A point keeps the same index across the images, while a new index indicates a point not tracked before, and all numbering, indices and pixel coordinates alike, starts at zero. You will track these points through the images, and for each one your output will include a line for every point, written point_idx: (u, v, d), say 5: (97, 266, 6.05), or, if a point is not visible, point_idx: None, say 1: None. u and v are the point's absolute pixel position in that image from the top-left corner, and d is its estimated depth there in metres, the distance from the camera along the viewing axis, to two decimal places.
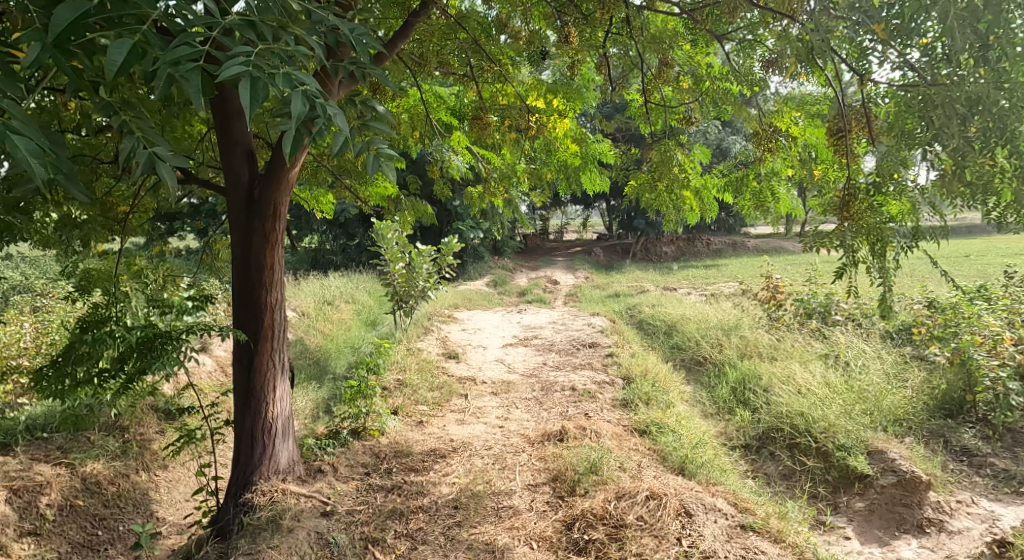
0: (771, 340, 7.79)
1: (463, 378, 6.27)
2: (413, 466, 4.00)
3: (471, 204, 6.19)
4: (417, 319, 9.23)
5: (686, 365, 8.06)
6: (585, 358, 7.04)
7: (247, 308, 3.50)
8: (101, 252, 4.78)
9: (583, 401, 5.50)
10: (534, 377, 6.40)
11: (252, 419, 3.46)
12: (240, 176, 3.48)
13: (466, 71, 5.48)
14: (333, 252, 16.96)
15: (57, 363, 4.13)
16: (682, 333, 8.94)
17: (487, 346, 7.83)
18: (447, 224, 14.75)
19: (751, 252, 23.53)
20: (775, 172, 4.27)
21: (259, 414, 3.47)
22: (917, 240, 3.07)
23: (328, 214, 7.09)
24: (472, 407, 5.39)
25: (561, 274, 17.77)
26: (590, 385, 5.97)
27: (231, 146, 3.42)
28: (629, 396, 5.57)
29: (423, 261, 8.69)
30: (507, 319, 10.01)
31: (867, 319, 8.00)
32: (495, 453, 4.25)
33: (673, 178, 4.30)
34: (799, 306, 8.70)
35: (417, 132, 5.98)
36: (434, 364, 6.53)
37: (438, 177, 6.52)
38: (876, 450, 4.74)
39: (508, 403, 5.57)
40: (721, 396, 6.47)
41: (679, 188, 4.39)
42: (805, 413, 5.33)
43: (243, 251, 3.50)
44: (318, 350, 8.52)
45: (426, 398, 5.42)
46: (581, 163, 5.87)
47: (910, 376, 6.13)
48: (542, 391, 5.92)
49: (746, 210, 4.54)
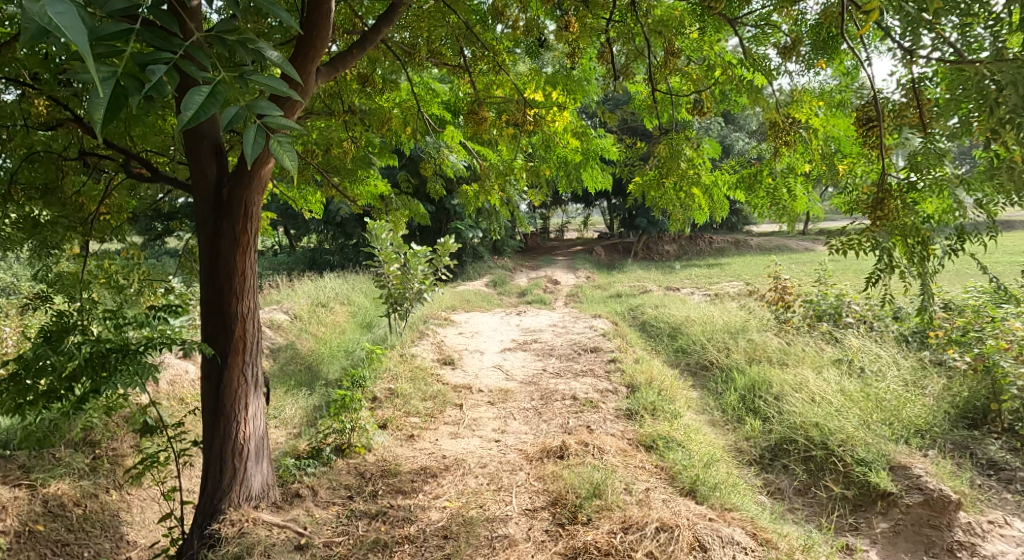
0: (780, 343, 7.49)
1: (459, 386, 5.96)
2: (400, 487, 3.70)
3: (466, 204, 5.88)
4: (412, 322, 8.93)
5: (691, 369, 7.77)
6: (586, 364, 6.74)
7: (214, 320, 3.18)
8: (76, 255, 4.52)
9: (585, 412, 5.20)
10: (533, 385, 6.09)
11: (221, 441, 3.15)
12: (207, 173, 3.18)
13: (459, 62, 5.19)
14: (330, 252, 16.70)
15: (17, 377, 3.65)
16: (687, 336, 8.64)
17: (485, 351, 7.53)
18: (446, 223, 14.46)
19: (755, 251, 23.23)
20: (791, 169, 3.97)
21: (229, 436, 3.16)
22: (959, 243, 2.75)
23: (318, 213, 6.77)
24: (468, 419, 5.08)
25: (562, 273, 17.49)
26: (592, 393, 5.67)
27: (195, 139, 3.13)
28: (634, 406, 5.27)
29: (419, 262, 8.38)
30: (506, 322, 9.71)
31: (880, 322, 7.69)
32: (490, 471, 3.95)
33: (682, 175, 3.97)
34: (808, 308, 8.40)
35: (408, 128, 5.68)
36: (428, 371, 6.22)
37: (433, 175, 6.24)
38: (899, 465, 4.43)
39: (505, 414, 5.27)
40: (730, 404, 6.16)
41: (690, 185, 4.05)
42: (820, 424, 5.04)
43: (212, 258, 3.19)
44: (310, 354, 8.22)
45: (418, 409, 5.11)
46: (582, 159, 5.53)
47: (929, 382, 5.82)
48: (541, 400, 5.61)
49: (760, 208, 4.21)
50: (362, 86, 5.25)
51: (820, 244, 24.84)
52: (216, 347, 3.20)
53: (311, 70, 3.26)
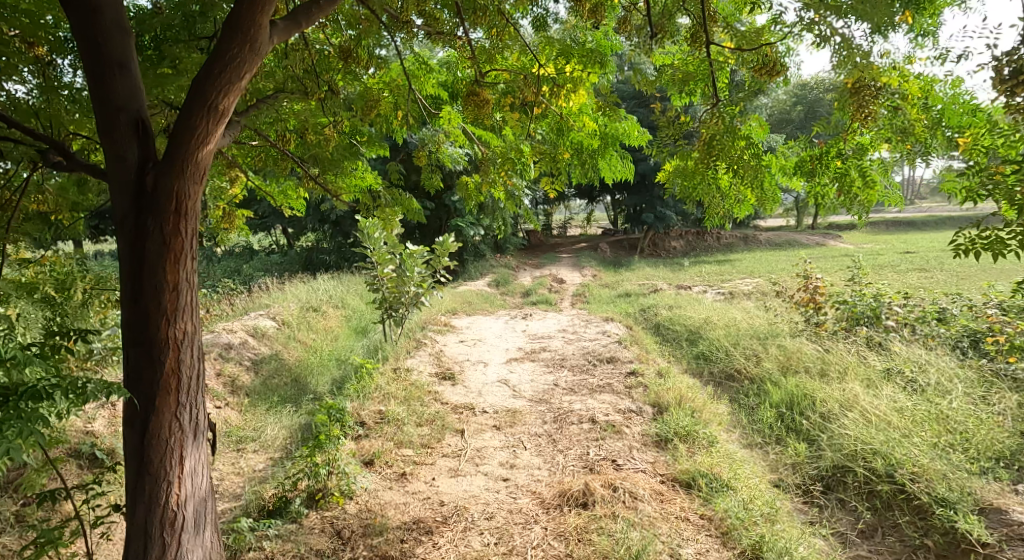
0: (817, 351, 6.73)
1: (460, 406, 5.21)
2: (385, 553, 3.06)
3: (466, 198, 5.17)
4: (409, 329, 8.17)
5: (716, 379, 7.03)
6: (603, 377, 6.00)
7: (134, 348, 2.45)
8: (20, 260, 3.88)
9: (607, 439, 4.47)
10: (545, 404, 5.33)
11: (147, 510, 2.44)
12: (125, 157, 2.46)
13: (455, 30, 4.46)
14: (326, 250, 15.97)
15: None
16: (710, 341, 7.87)
17: (489, 362, 6.78)
18: (446, 220, 13.68)
19: (765, 248, 22.38)
20: (863, 147, 3.26)
21: (156, 504, 2.45)
22: None
23: (299, 211, 6.01)
24: (471, 449, 4.34)
25: (568, 271, 16.76)
26: (613, 416, 4.92)
27: (107, 113, 2.41)
28: (663, 432, 4.55)
29: (416, 264, 7.63)
30: (510, 327, 8.94)
31: (927, 327, 6.91)
32: (498, 526, 3.30)
33: (739, 157, 3.22)
34: (842, 310, 7.62)
35: (400, 112, 4.97)
36: (425, 390, 5.47)
37: (427, 164, 5.50)
38: (992, 507, 3.77)
39: (514, 441, 4.53)
40: (768, 423, 5.40)
41: (753, 173, 3.27)
42: (883, 453, 4.33)
43: (133, 269, 2.45)
44: (296, 365, 7.46)
45: (412, 439, 4.38)
46: (601, 145, 4.81)
47: (999, 398, 5.10)
48: (555, 424, 4.86)
49: (822, 198, 3.47)
50: (346, 61, 4.52)
51: (832, 239, 23.99)
52: (138, 386, 2.47)
53: (265, 19, 2.52)
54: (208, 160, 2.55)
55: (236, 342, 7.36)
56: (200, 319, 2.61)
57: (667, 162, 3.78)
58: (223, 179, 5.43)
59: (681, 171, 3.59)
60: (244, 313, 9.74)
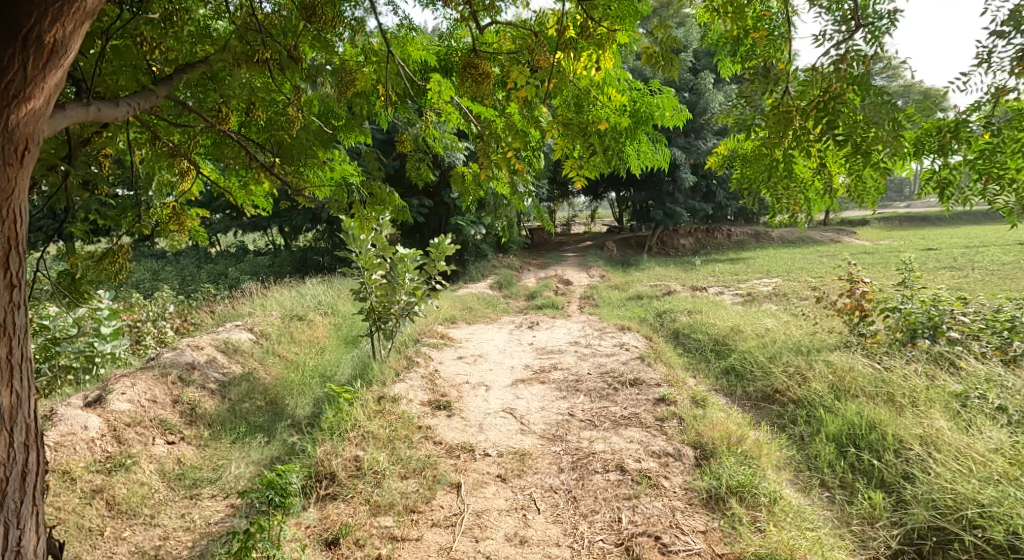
0: (873, 367, 5.75)
1: (456, 447, 4.25)
2: None
3: (461, 193, 4.20)
4: (400, 344, 7.19)
5: (753, 400, 6.07)
6: (628, 405, 5.04)
7: None
8: None
9: (641, 499, 3.57)
10: (559, 443, 4.36)
11: None
12: None
13: None
14: (320, 253, 15.03)
15: None
16: (743, 355, 6.87)
17: (491, 385, 5.80)
18: (445, 219, 12.76)
19: (778, 246, 21.27)
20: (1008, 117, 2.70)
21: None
22: None
23: (266, 211, 5.10)
24: (469, 514, 3.51)
25: (575, 271, 15.78)
26: (646, 462, 3.97)
27: None
28: (713, 486, 3.64)
29: (407, 269, 6.66)
30: (515, 339, 7.97)
31: (998, 339, 5.91)
32: None
33: (855, 123, 2.60)
34: (895, 319, 6.57)
35: (382, 96, 4.06)
36: (416, 426, 4.50)
37: (414, 154, 4.50)
38: None
39: (523, 500, 3.65)
40: (829, 463, 4.43)
41: (871, 148, 2.62)
42: (992, 516, 3.49)
43: None
44: (271, 385, 6.47)
45: (394, 502, 3.54)
46: (630, 125, 3.83)
47: None
48: (573, 472, 3.92)
49: (951, 184, 2.83)
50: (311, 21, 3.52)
51: (847, 235, 22.93)
52: None
53: None
54: (25, 136, 2.48)
55: (201, 361, 6.36)
56: (20, 342, 2.61)
57: (747, 148, 3.33)
58: (172, 173, 4.39)
59: (760, 164, 3.16)
60: (221, 324, 8.76)
